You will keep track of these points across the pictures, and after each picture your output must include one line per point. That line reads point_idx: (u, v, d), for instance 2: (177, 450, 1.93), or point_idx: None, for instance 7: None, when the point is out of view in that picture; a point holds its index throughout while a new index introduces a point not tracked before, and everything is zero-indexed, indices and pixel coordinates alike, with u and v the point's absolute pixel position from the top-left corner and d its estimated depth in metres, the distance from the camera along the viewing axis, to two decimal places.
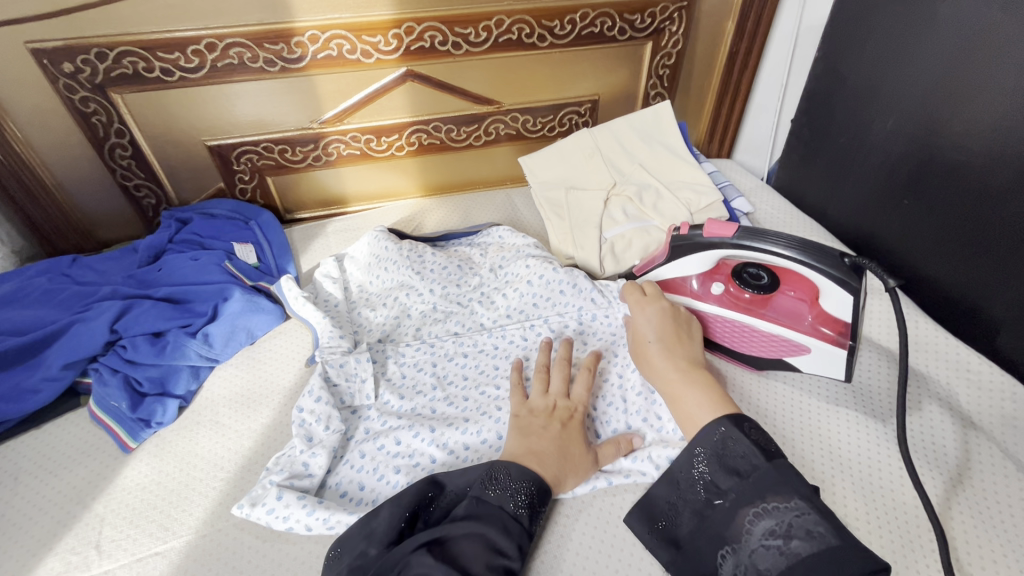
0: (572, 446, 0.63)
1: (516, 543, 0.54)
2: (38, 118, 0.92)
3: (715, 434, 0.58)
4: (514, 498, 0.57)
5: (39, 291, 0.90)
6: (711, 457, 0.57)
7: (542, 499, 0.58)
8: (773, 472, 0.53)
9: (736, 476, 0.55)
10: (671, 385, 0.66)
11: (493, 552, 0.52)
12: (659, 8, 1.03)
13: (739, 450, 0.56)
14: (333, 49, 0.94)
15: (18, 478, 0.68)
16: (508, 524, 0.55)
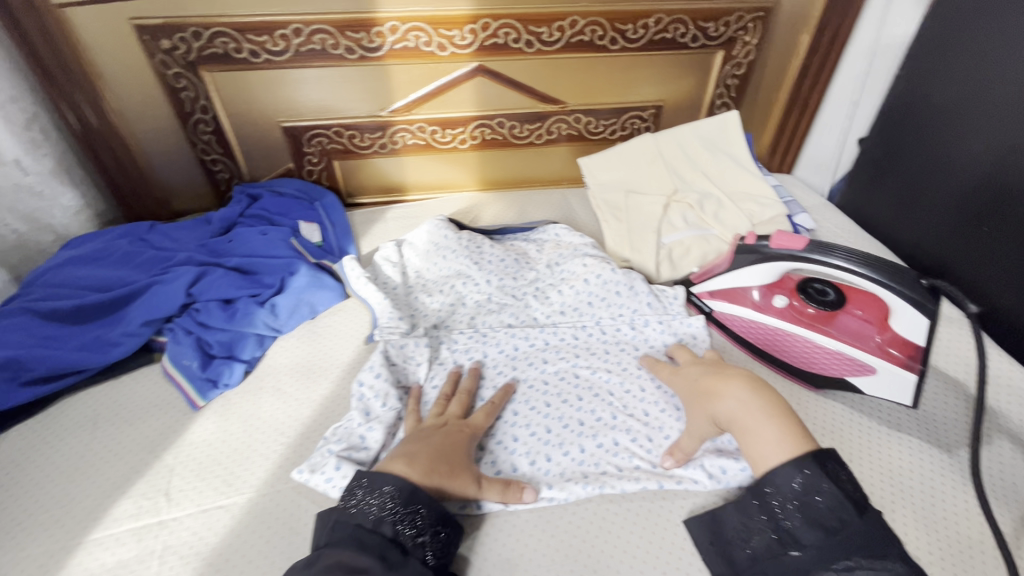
0: (449, 454, 0.63)
1: (392, 563, 0.52)
2: (133, 91, 0.97)
3: (796, 478, 0.56)
4: (383, 513, 0.55)
5: (120, 253, 0.95)
6: (795, 504, 0.55)
7: (415, 506, 0.56)
8: (864, 526, 0.52)
9: (821, 530, 0.53)
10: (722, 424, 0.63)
11: (361, 575, 0.50)
12: (734, 17, 1.02)
13: (825, 500, 0.54)
14: (411, 41, 0.96)
15: (96, 424, 0.72)
16: (377, 542, 0.53)
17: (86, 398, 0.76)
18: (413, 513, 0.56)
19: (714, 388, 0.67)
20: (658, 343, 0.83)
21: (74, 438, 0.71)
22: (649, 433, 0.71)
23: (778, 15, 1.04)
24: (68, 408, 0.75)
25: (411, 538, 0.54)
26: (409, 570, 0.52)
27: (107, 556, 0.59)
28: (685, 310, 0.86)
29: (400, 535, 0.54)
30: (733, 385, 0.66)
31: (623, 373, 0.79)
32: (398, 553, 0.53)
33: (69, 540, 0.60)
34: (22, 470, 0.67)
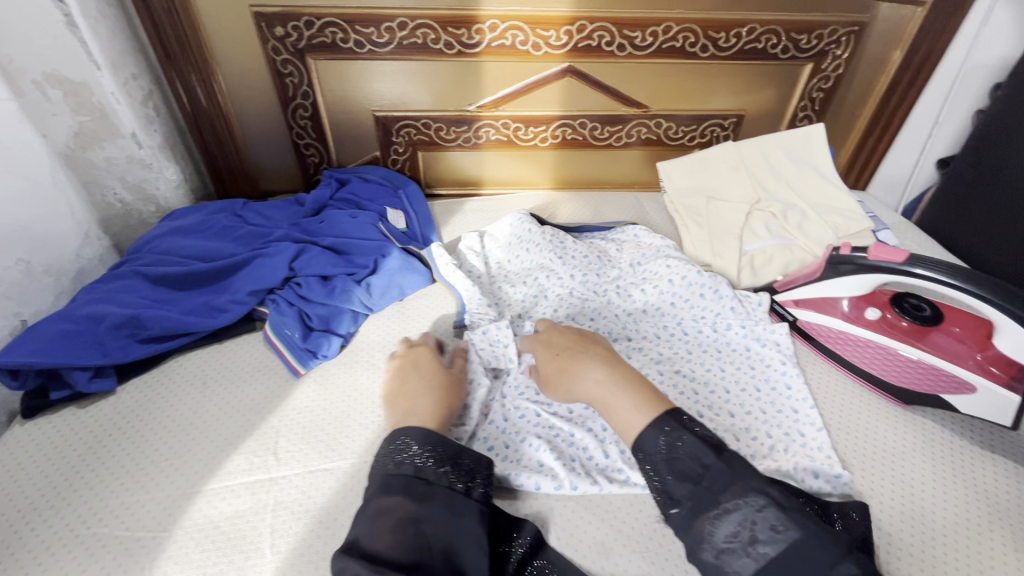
0: (441, 395, 0.66)
1: (421, 494, 0.53)
2: (241, 74, 1.03)
3: (661, 436, 0.55)
4: (400, 459, 0.57)
5: (219, 226, 1.00)
6: (665, 462, 0.54)
7: (423, 446, 0.57)
8: (726, 470, 0.51)
9: (689, 482, 0.52)
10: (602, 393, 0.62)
11: (399, 515, 0.51)
12: (828, 30, 1.03)
13: (690, 451, 0.53)
14: (508, 39, 1.00)
15: (207, 383, 0.77)
16: (401, 482, 0.54)
17: (194, 359, 0.81)
18: (425, 452, 0.57)
19: (573, 371, 0.66)
20: (741, 347, 0.83)
21: (186, 395, 0.75)
22: (737, 434, 0.71)
23: (872, 30, 1.04)
24: (178, 367, 0.80)
25: (433, 470, 0.56)
26: (441, 499, 0.53)
27: (223, 505, 0.63)
28: (768, 317, 0.86)
29: (420, 470, 0.55)
30: (590, 366, 0.65)
31: (707, 374, 0.79)
32: (425, 484, 0.54)
33: (187, 488, 0.64)
34: (140, 420, 0.72)
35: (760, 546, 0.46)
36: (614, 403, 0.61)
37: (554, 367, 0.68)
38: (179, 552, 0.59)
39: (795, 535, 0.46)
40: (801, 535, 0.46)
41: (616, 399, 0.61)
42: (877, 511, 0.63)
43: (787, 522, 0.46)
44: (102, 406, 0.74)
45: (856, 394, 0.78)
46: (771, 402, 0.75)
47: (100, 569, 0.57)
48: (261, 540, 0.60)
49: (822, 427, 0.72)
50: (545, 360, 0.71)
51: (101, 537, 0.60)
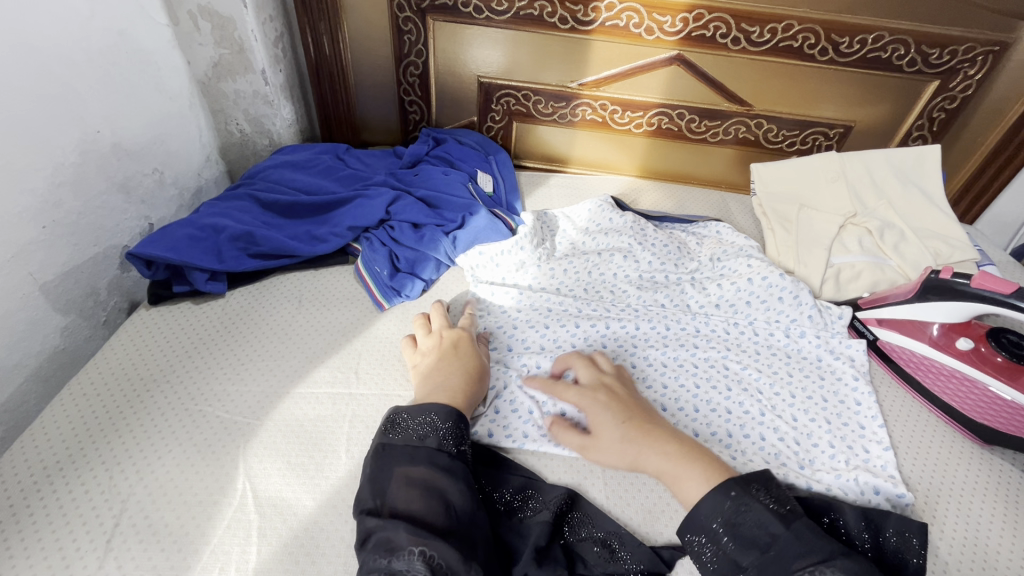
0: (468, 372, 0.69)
1: (446, 466, 0.56)
2: (363, 24, 1.09)
3: (725, 502, 0.53)
4: (416, 433, 0.58)
5: (324, 166, 1.08)
6: (725, 530, 0.52)
7: (447, 422, 0.59)
8: (794, 539, 0.50)
9: (755, 550, 0.50)
10: (668, 465, 0.58)
11: (427, 485, 0.54)
12: (964, 47, 0.97)
13: (755, 517, 0.52)
14: (622, 20, 1.01)
15: (303, 300, 0.85)
16: (425, 453, 0.56)
17: (295, 277, 0.89)
18: (450, 423, 0.59)
19: (634, 454, 0.60)
20: (813, 356, 0.82)
21: (284, 310, 0.83)
22: (797, 437, 0.71)
23: (1015, 52, 0.97)
24: (280, 283, 0.88)
25: (455, 445, 0.58)
26: (463, 473, 0.57)
27: (308, 408, 0.70)
28: (846, 331, 0.85)
29: (443, 443, 0.58)
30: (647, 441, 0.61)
31: (773, 376, 0.79)
32: (448, 458, 0.57)
33: (278, 387, 0.72)
34: (244, 321, 0.81)
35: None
36: (677, 473, 0.58)
37: (611, 429, 0.63)
38: (267, 441, 0.66)
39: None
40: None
41: (680, 470, 0.58)
42: (934, 535, 0.63)
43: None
44: (214, 305, 0.83)
45: (931, 424, 0.76)
46: (837, 414, 0.75)
47: (202, 440, 0.65)
48: (338, 444, 0.66)
49: (889, 446, 0.71)
50: (599, 421, 0.64)
51: (205, 414, 0.68)
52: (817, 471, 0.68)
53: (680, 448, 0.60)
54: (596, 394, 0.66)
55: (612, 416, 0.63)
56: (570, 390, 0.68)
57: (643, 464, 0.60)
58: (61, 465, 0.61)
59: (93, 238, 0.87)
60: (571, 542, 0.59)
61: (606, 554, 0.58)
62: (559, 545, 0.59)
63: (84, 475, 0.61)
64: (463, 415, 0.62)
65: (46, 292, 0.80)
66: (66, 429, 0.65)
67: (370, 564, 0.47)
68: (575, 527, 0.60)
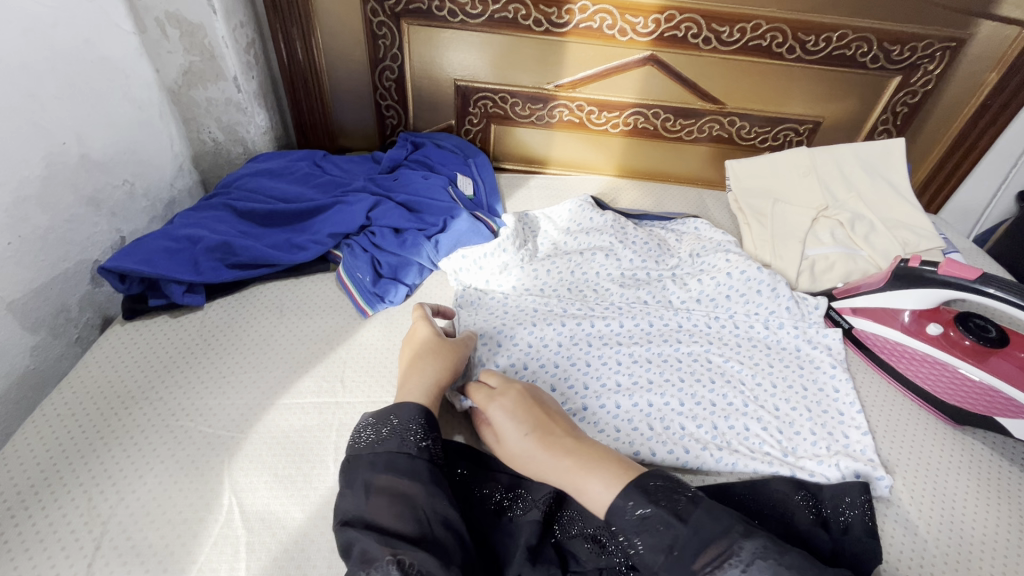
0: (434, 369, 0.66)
1: (409, 470, 0.55)
2: (337, 30, 1.08)
3: (627, 511, 0.51)
4: (377, 440, 0.57)
5: (301, 173, 1.06)
6: (631, 534, 0.51)
7: (408, 421, 0.58)
8: (694, 534, 0.49)
9: (664, 552, 0.49)
10: (567, 476, 0.55)
11: (394, 490, 0.53)
12: (923, 43, 1.01)
13: (658, 519, 0.50)
14: (596, 22, 1.02)
15: (285, 310, 0.83)
16: (385, 459, 0.55)
17: (274, 287, 0.87)
18: (409, 426, 0.58)
19: (533, 465, 0.57)
20: (791, 347, 0.84)
21: (263, 320, 0.81)
22: (780, 426, 0.73)
23: (971, 47, 1.01)
24: (259, 292, 0.86)
25: (417, 445, 0.57)
26: (429, 471, 0.55)
27: (294, 419, 0.69)
28: (823, 321, 0.87)
29: (406, 445, 0.56)
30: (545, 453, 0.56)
31: (755, 367, 0.81)
32: (412, 459, 0.55)
33: (261, 400, 0.70)
34: (223, 333, 0.79)
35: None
36: (577, 482, 0.54)
37: (514, 438, 0.59)
38: (252, 454, 0.65)
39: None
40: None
41: (579, 479, 0.54)
42: (912, 514, 0.65)
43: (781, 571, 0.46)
44: (191, 317, 0.81)
45: (906, 408, 0.78)
46: (817, 402, 0.77)
47: (185, 457, 0.64)
48: (326, 452, 0.65)
49: (867, 431, 0.73)
50: (504, 426, 0.60)
51: (187, 429, 0.66)
52: (800, 458, 0.69)
53: (580, 458, 0.55)
54: (503, 396, 0.62)
55: (516, 422, 0.59)
56: (480, 391, 0.63)
57: (546, 474, 0.56)
58: (36, 488, 0.59)
59: (63, 253, 0.84)
60: (563, 539, 0.60)
61: (598, 549, 0.59)
62: (551, 543, 0.59)
63: (62, 498, 0.59)
64: (434, 413, 0.61)
65: (14, 311, 0.77)
66: (37, 451, 0.63)
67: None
68: (567, 525, 0.61)
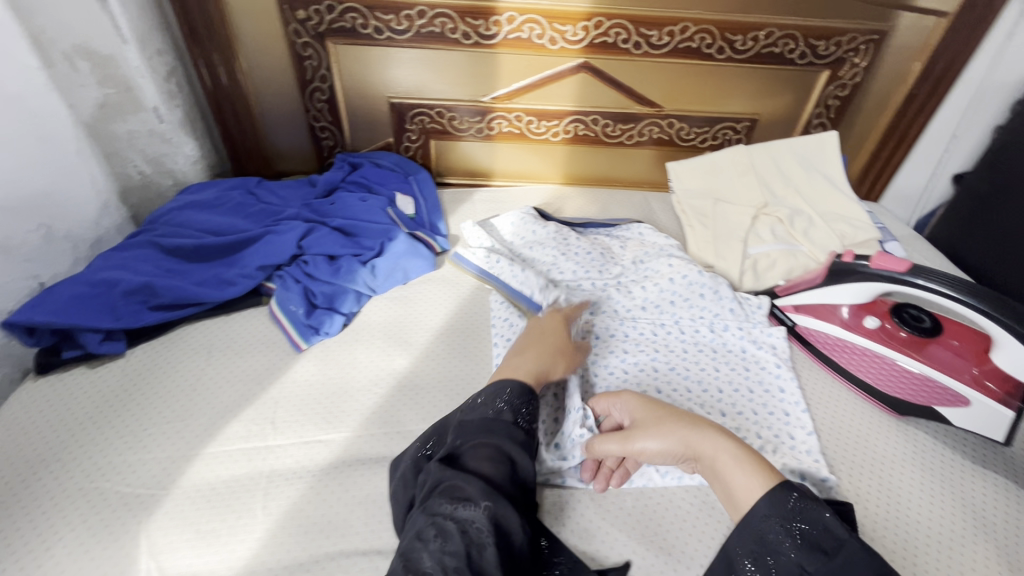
0: (562, 355, 0.70)
1: (520, 441, 0.56)
2: (261, 53, 1.04)
3: (787, 503, 0.50)
4: (498, 407, 0.59)
5: (233, 203, 1.02)
6: (785, 530, 0.48)
7: (520, 398, 0.60)
8: (862, 546, 0.46)
9: (820, 555, 0.47)
10: (716, 454, 0.56)
11: (502, 455, 0.54)
12: (847, 38, 1.02)
13: (823, 520, 0.48)
14: (525, 32, 1.01)
15: (212, 351, 0.80)
16: (503, 427, 0.56)
17: (201, 327, 0.84)
18: (518, 402, 0.60)
19: (680, 436, 0.59)
20: (737, 349, 0.84)
21: (191, 362, 0.78)
22: (726, 432, 0.72)
23: (893, 39, 1.03)
24: (186, 334, 0.82)
25: (522, 419, 0.58)
26: (535, 450, 0.57)
27: (220, 469, 0.65)
28: (766, 320, 0.87)
29: (520, 419, 0.58)
30: (699, 430, 0.59)
31: (700, 373, 0.80)
32: (523, 433, 0.57)
33: (186, 450, 0.67)
34: (147, 382, 0.75)
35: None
36: (734, 457, 0.55)
37: (663, 416, 0.62)
38: (174, 511, 0.61)
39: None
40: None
41: (733, 456, 0.55)
42: (859, 514, 0.65)
43: None
44: (111, 367, 0.77)
45: (850, 402, 0.78)
46: (763, 404, 0.76)
47: (100, 521, 0.60)
48: (253, 502, 0.62)
49: (812, 431, 0.73)
50: (650, 411, 0.63)
51: (104, 490, 0.62)
52: None
53: (732, 440, 0.57)
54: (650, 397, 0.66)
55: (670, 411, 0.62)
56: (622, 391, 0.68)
57: (693, 447, 0.58)
58: None
59: None
60: None
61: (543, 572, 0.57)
62: None
63: None
64: (534, 394, 0.62)
65: None
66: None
67: (436, 508, 0.49)
68: None
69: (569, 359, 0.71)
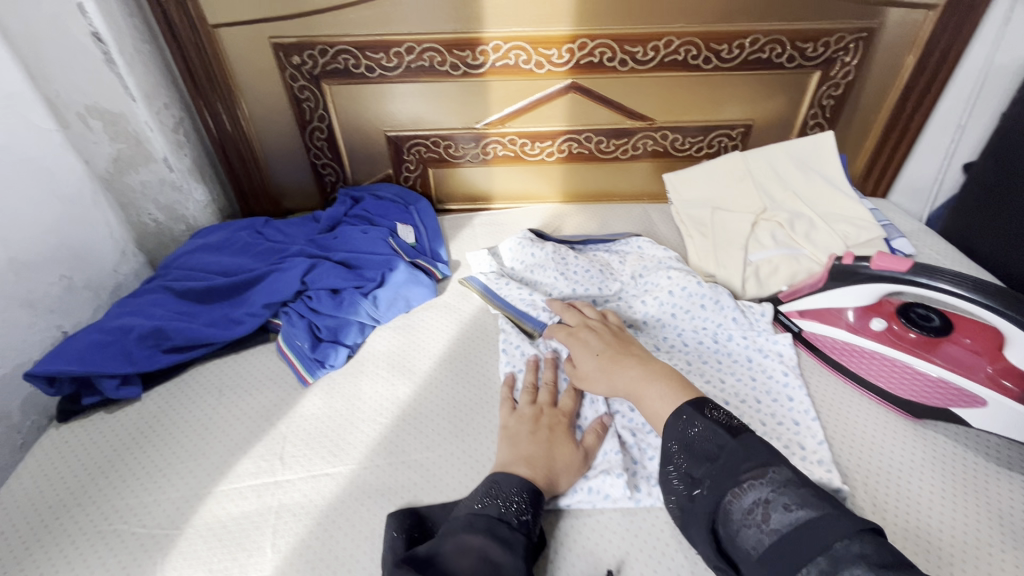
0: (559, 449, 0.67)
1: (507, 540, 0.55)
2: (261, 99, 1.09)
3: (683, 426, 0.59)
4: (489, 501, 0.58)
5: (242, 243, 1.06)
6: (683, 448, 0.57)
7: (513, 490, 0.59)
8: (739, 448, 0.53)
9: (707, 461, 0.54)
10: (636, 386, 0.68)
11: (484, 554, 0.53)
12: (835, 37, 1.02)
13: (704, 434, 0.57)
14: (511, 59, 1.03)
15: (223, 391, 0.82)
16: (485, 522, 0.55)
17: (214, 367, 0.86)
18: (513, 496, 0.59)
19: (608, 379, 0.71)
20: (743, 358, 0.82)
21: (204, 402, 0.80)
22: None
23: (883, 35, 1.02)
24: (198, 375, 0.85)
25: (515, 517, 0.57)
26: (523, 547, 0.55)
27: (231, 506, 0.67)
28: (771, 327, 0.86)
29: (506, 514, 0.57)
30: (619, 370, 0.70)
31: (706, 385, 0.78)
32: (510, 529, 0.56)
33: (198, 489, 0.69)
34: (160, 425, 0.77)
35: (772, 523, 0.47)
36: (647, 386, 0.67)
37: (589, 361, 0.74)
38: (188, 550, 0.63)
39: (804, 514, 0.47)
40: (811, 514, 0.46)
41: (650, 385, 0.67)
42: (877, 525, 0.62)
43: (807, 493, 0.48)
44: (128, 411, 0.80)
45: (863, 408, 0.76)
46: (773, 415, 0.74)
47: (118, 562, 0.61)
48: (262, 539, 0.63)
49: (824, 440, 0.71)
50: (582, 355, 0.75)
51: (120, 532, 0.64)
52: None
53: (658, 370, 0.69)
54: (575, 333, 0.79)
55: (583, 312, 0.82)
56: (557, 328, 0.81)
57: (616, 384, 0.70)
58: None
59: None
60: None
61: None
62: None
63: None
64: (540, 492, 0.61)
65: None
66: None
67: None
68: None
69: (573, 444, 0.68)
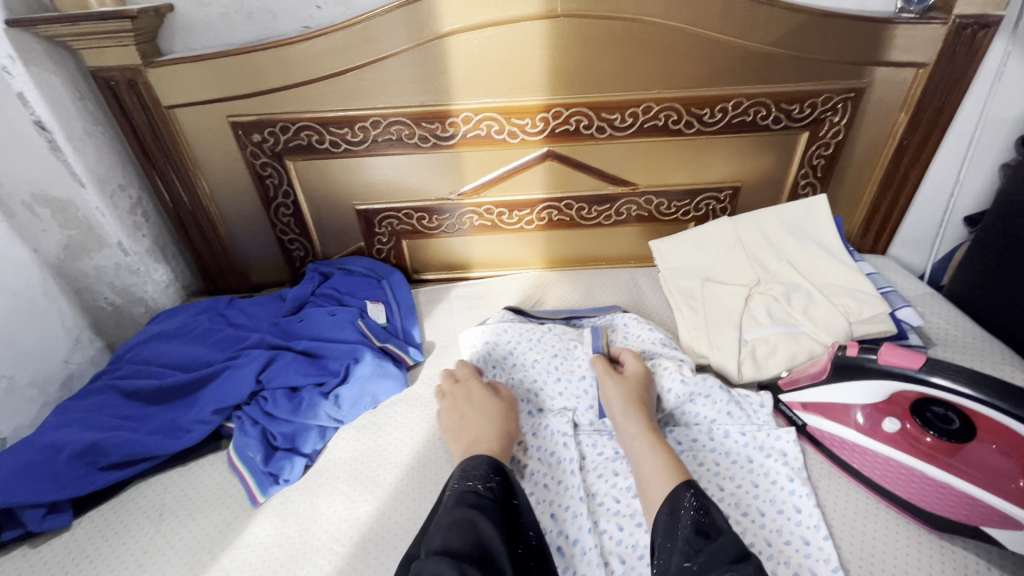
0: (498, 415, 0.75)
1: (477, 505, 0.57)
2: (221, 176, 1.04)
3: (693, 499, 0.59)
4: (455, 484, 0.61)
5: (201, 329, 0.98)
6: (687, 517, 0.57)
7: (472, 466, 0.63)
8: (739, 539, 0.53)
9: (705, 539, 0.54)
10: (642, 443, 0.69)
11: (461, 520, 0.54)
12: (821, 98, 0.97)
13: (712, 517, 0.56)
14: (483, 130, 0.98)
15: (163, 515, 0.73)
16: (456, 498, 0.58)
17: (157, 484, 0.78)
18: (475, 471, 0.62)
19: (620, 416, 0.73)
20: (742, 459, 0.74)
21: (141, 529, 0.72)
22: None
23: (871, 94, 0.98)
24: (138, 494, 0.77)
25: (481, 486, 0.60)
26: (495, 507, 0.58)
27: None
28: (773, 421, 0.78)
29: (473, 487, 0.60)
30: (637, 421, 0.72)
31: None
32: (477, 497, 0.59)
33: None
34: (89, 560, 0.69)
35: None
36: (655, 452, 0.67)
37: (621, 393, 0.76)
38: None
39: None
40: None
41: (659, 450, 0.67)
42: None
43: None
44: (56, 543, 0.71)
45: (882, 524, 0.67)
46: (779, 531, 0.66)
47: None
48: None
49: (838, 566, 0.62)
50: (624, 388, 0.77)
51: None
52: None
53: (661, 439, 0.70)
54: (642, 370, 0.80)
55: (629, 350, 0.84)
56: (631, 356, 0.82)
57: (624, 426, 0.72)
58: None
59: None
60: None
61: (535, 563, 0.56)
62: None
63: None
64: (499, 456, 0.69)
65: None
66: None
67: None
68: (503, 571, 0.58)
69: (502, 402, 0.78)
